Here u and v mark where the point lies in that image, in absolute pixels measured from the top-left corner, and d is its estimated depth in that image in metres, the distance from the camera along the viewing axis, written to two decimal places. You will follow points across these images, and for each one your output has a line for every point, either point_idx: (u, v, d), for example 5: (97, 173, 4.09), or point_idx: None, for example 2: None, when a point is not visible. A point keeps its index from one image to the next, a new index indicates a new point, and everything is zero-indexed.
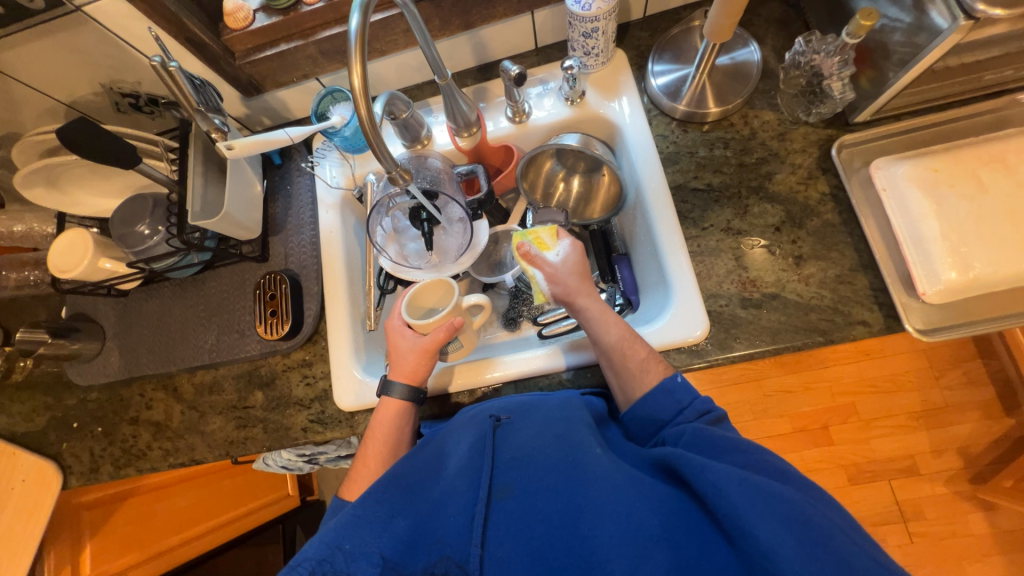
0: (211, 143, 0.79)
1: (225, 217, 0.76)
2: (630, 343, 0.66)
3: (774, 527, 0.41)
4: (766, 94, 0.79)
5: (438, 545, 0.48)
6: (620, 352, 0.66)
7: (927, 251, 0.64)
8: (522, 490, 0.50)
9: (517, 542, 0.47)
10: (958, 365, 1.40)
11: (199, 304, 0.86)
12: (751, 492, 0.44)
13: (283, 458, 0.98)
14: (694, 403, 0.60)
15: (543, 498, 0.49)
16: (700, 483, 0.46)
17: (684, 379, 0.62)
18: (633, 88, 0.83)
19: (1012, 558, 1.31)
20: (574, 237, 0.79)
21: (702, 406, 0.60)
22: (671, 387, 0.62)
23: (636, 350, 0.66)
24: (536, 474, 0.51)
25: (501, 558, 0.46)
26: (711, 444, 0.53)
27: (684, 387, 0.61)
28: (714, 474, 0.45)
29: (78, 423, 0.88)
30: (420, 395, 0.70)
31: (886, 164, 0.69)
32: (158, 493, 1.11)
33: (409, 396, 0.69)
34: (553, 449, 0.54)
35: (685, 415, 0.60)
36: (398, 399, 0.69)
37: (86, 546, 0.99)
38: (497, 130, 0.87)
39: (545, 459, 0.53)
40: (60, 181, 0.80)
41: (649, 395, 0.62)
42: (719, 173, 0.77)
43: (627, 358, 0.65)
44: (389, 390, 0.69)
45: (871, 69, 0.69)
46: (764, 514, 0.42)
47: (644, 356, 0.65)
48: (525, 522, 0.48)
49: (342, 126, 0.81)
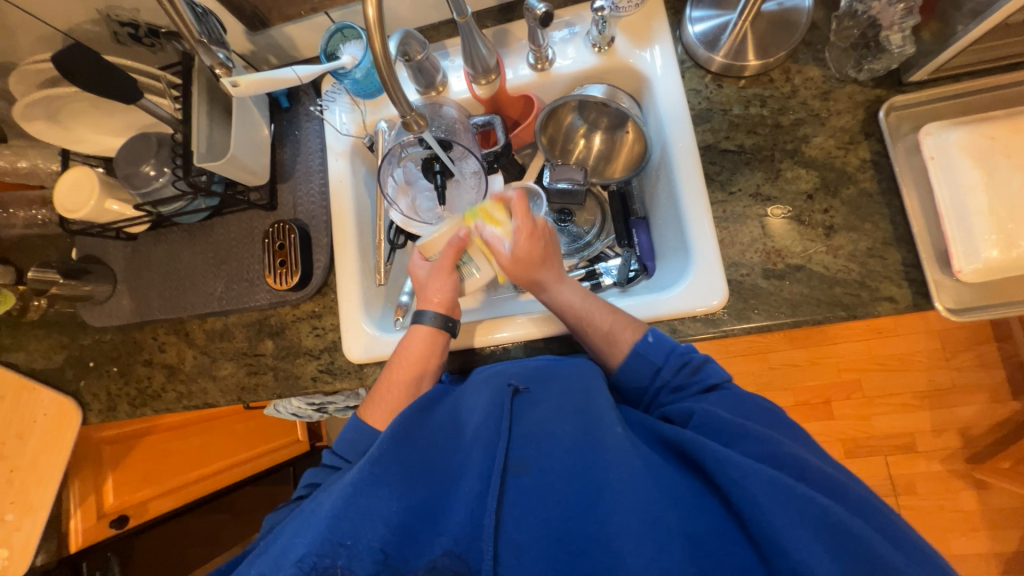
0: (216, 82, 0.75)
1: (232, 159, 0.73)
2: (589, 320, 0.65)
3: (797, 529, 0.41)
4: (811, 47, 0.72)
5: (453, 518, 0.48)
6: (582, 330, 0.66)
7: (969, 227, 0.60)
8: (538, 468, 0.50)
9: (531, 521, 0.47)
10: (972, 348, 1.37)
11: (208, 250, 0.85)
12: (777, 492, 0.43)
13: (294, 405, 1.00)
14: (669, 359, 0.61)
15: (559, 477, 0.49)
16: (722, 477, 0.45)
17: (656, 339, 0.62)
18: (666, 35, 0.76)
19: (997, 534, 1.35)
20: (523, 216, 0.69)
21: (679, 360, 0.60)
22: (643, 350, 0.61)
23: (598, 323, 0.64)
24: (553, 452, 0.51)
25: (516, 537, 0.46)
26: (727, 429, 0.51)
27: (657, 348, 0.61)
28: (738, 471, 0.44)
29: (94, 362, 0.89)
30: (451, 325, 0.70)
31: (938, 130, 0.64)
32: (173, 433, 1.16)
33: (440, 325, 0.69)
34: (570, 428, 0.53)
35: (662, 376, 0.60)
36: (430, 328, 0.69)
37: (108, 480, 1.04)
38: (517, 78, 0.81)
39: (562, 438, 0.52)
40: (62, 115, 0.77)
41: (625, 360, 0.62)
42: (752, 133, 0.72)
43: (592, 333, 0.65)
44: (422, 319, 0.69)
45: (937, 21, 0.63)
46: (792, 519, 0.41)
47: (606, 330, 0.64)
48: (539, 500, 0.48)
49: (353, 68, 0.77)
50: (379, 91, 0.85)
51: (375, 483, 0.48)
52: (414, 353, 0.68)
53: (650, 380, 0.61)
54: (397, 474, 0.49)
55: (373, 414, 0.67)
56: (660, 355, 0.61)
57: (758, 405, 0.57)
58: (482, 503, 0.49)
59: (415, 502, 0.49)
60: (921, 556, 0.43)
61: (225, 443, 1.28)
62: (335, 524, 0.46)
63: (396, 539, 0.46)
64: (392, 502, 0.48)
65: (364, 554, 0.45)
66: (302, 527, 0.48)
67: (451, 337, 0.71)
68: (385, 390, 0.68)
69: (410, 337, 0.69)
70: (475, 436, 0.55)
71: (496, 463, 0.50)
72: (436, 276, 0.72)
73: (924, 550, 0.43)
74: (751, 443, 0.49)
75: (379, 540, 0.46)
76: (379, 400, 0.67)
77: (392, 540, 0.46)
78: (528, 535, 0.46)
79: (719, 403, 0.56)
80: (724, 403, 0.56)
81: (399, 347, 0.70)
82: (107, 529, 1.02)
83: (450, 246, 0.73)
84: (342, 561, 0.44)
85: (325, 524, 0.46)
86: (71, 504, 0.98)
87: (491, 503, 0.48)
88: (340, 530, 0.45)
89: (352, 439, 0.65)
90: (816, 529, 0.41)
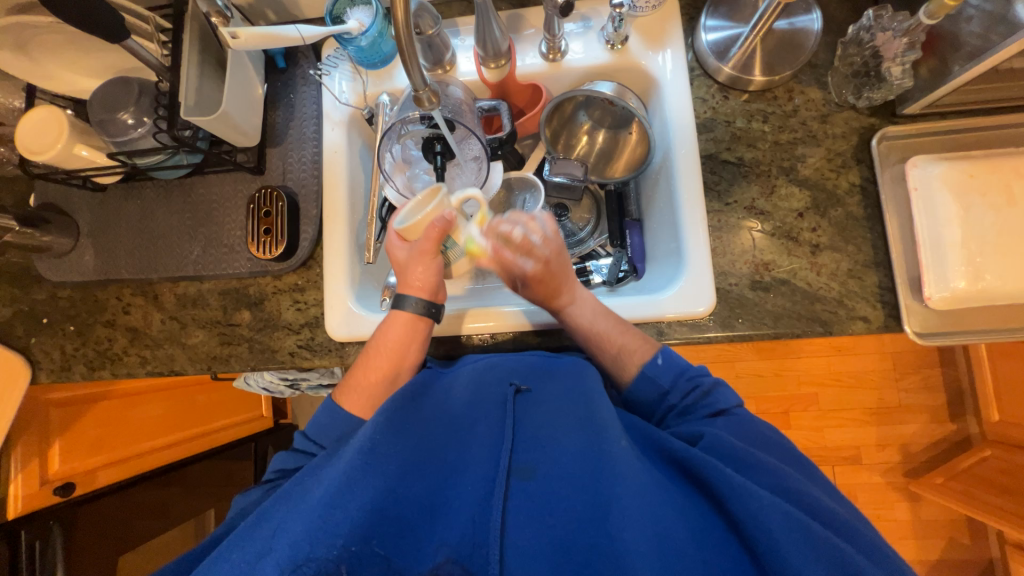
0: (210, 31, 0.70)
1: (223, 116, 0.69)
2: (599, 340, 0.67)
3: (814, 568, 0.42)
4: (816, 70, 0.75)
5: (452, 520, 0.48)
6: (592, 346, 0.68)
7: (943, 257, 0.64)
8: (543, 473, 0.51)
9: (536, 527, 0.47)
10: (919, 371, 1.47)
11: (185, 210, 0.80)
12: (793, 528, 0.44)
13: (265, 378, 0.97)
14: (678, 383, 0.64)
15: (565, 484, 0.50)
16: (737, 505, 0.46)
17: (664, 362, 0.64)
18: (679, 41, 0.77)
19: (922, 543, 1.46)
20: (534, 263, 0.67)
21: (687, 385, 0.63)
22: (651, 373, 0.64)
23: (606, 347, 0.66)
24: (560, 458, 0.52)
25: (522, 547, 0.46)
26: (738, 457, 0.52)
27: (665, 371, 0.64)
28: (755, 501, 0.45)
29: (48, 319, 0.83)
30: (431, 310, 0.69)
31: (924, 163, 0.67)
32: (129, 400, 1.11)
33: (422, 312, 0.68)
34: (575, 437, 0.54)
35: (669, 400, 0.63)
36: (410, 314, 0.68)
37: (54, 445, 0.97)
38: (527, 66, 0.80)
39: (567, 445, 0.53)
40: (31, 47, 0.70)
41: (634, 381, 0.65)
42: (753, 148, 0.74)
43: (599, 353, 0.67)
44: (402, 304, 0.68)
45: (935, 59, 0.66)
46: (804, 550, 0.42)
47: (612, 350, 0.66)
48: (545, 507, 0.48)
49: (359, 34, 0.73)
50: (383, 63, 0.82)
51: (372, 471, 0.48)
52: (393, 342, 0.67)
53: (658, 398, 0.64)
54: (393, 464, 0.49)
55: (347, 396, 0.66)
56: (668, 379, 0.64)
57: (767, 436, 0.58)
58: (486, 508, 0.48)
59: (411, 496, 0.48)
60: (883, 559, 0.46)
61: (184, 413, 1.24)
62: (329, 512, 0.44)
63: (393, 539, 0.45)
64: (388, 492, 0.47)
65: (366, 560, 0.43)
66: (293, 514, 0.45)
67: (433, 323, 0.70)
68: (362, 374, 0.67)
69: (389, 322, 0.68)
70: (477, 432, 0.56)
71: (500, 466, 0.51)
72: (418, 259, 0.67)
73: (879, 552, 0.47)
74: (764, 474, 0.50)
75: (381, 547, 0.44)
76: (355, 384, 0.67)
77: (390, 540, 0.44)
78: (537, 543, 0.46)
79: (726, 429, 0.58)
80: (738, 425, 0.58)
81: (377, 334, 0.68)
82: (50, 495, 0.96)
83: (433, 229, 0.66)
84: (339, 562, 0.42)
85: (317, 512, 0.44)
86: (11, 468, 0.91)
87: (497, 507, 0.47)
88: (333, 519, 0.43)
89: (325, 424, 0.65)
90: (824, 555, 0.43)
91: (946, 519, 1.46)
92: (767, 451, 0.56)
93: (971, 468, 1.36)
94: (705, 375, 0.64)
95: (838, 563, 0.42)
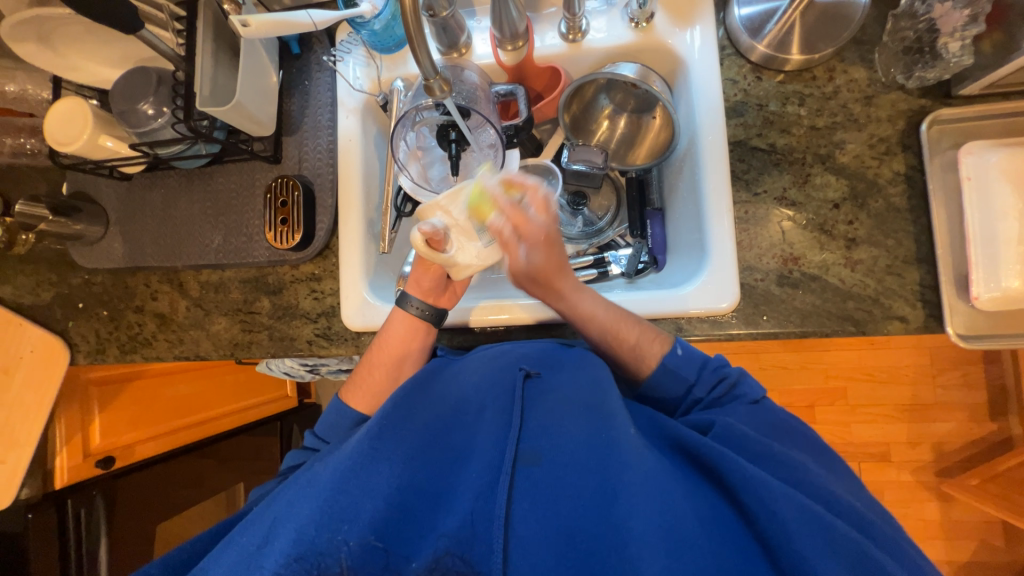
0: (223, 18, 0.70)
1: (237, 106, 0.68)
2: (614, 337, 0.63)
3: (827, 562, 0.41)
4: (862, 46, 0.68)
5: (456, 506, 0.48)
6: (607, 345, 0.64)
7: (995, 255, 0.60)
8: (549, 461, 0.50)
9: (541, 516, 0.46)
10: (960, 367, 1.39)
11: (206, 200, 0.82)
12: (806, 519, 0.43)
13: (286, 364, 1.00)
14: (703, 375, 0.62)
15: (570, 473, 0.49)
16: (749, 496, 0.45)
17: (684, 354, 0.63)
18: (710, 16, 0.71)
19: (953, 543, 1.41)
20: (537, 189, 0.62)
21: (714, 377, 0.62)
22: (673, 365, 0.62)
23: (624, 335, 0.63)
24: (565, 447, 0.51)
25: (526, 538, 0.46)
26: (751, 445, 0.51)
27: (687, 363, 0.62)
28: (766, 492, 0.44)
29: (83, 304, 0.87)
30: (433, 316, 0.70)
31: (980, 149, 0.61)
32: (163, 379, 1.17)
33: (420, 315, 0.69)
34: (582, 425, 0.53)
35: (695, 394, 0.62)
36: (410, 314, 0.69)
37: (95, 419, 1.04)
38: (544, 48, 0.76)
39: (572, 434, 0.52)
40: (53, 39, 0.72)
41: (654, 376, 0.62)
42: (786, 133, 0.69)
43: (620, 346, 0.64)
44: (403, 304, 0.69)
45: (1001, 33, 0.59)
46: (817, 542, 0.42)
47: (634, 341, 0.63)
48: (549, 495, 0.48)
49: (372, 18, 0.71)
50: (397, 47, 0.80)
51: (379, 458, 0.49)
52: (395, 342, 0.69)
53: (683, 394, 0.63)
54: (398, 451, 0.50)
55: (354, 396, 0.70)
56: (693, 372, 0.62)
57: (779, 420, 0.58)
58: (490, 494, 0.48)
59: (418, 483, 0.49)
60: (903, 557, 0.45)
61: (212, 392, 1.28)
62: (334, 497, 0.46)
63: (393, 530, 0.45)
64: (394, 480, 0.48)
65: (363, 548, 0.44)
66: (299, 498, 0.47)
67: (433, 326, 0.70)
68: (366, 374, 0.70)
69: (391, 323, 0.70)
70: (485, 418, 0.55)
71: (507, 453, 0.50)
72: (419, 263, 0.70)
73: (905, 557, 0.45)
74: (776, 466, 0.50)
75: (378, 537, 0.44)
76: (359, 383, 0.70)
77: (394, 533, 0.45)
78: (539, 531, 0.46)
79: (746, 416, 0.58)
80: (751, 416, 0.58)
81: (382, 330, 0.70)
82: (92, 468, 1.03)
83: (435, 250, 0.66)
84: (339, 553, 0.43)
85: (324, 499, 0.45)
86: (57, 441, 0.98)
87: (501, 493, 0.47)
88: (340, 507, 0.45)
89: (334, 421, 0.68)
90: (845, 557, 0.41)
91: (980, 522, 1.40)
92: (785, 444, 0.56)
93: (1012, 471, 1.29)
94: (729, 366, 0.63)
95: (860, 561, 0.41)
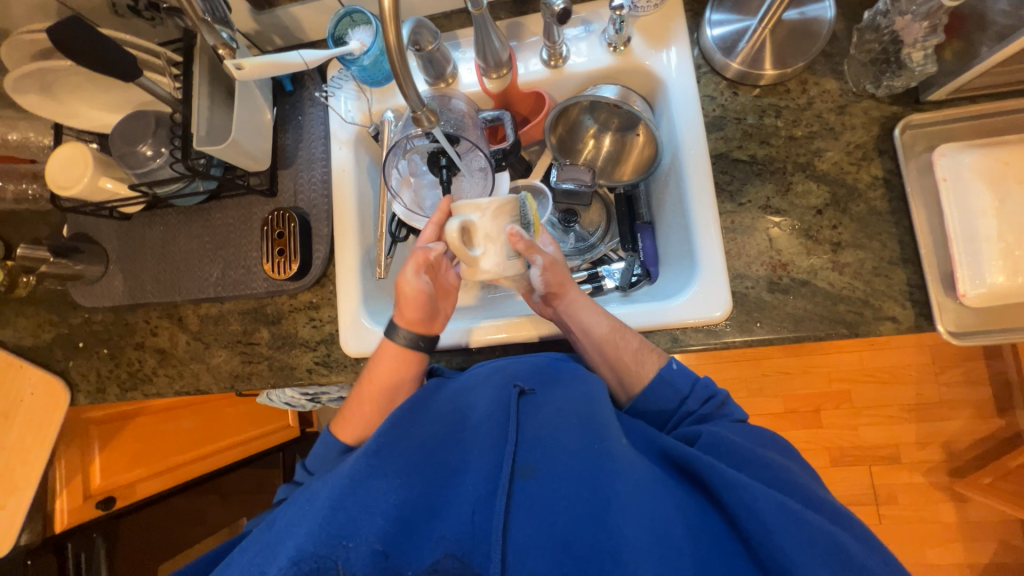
0: (218, 62, 0.73)
1: (233, 143, 0.71)
2: (614, 347, 0.64)
3: (812, 560, 0.42)
4: (831, 59, 0.71)
5: (453, 517, 0.48)
6: (605, 351, 0.64)
7: (977, 252, 0.61)
8: (545, 473, 0.50)
9: (538, 526, 0.47)
10: (961, 364, 1.39)
11: (204, 234, 0.83)
12: (789, 519, 0.44)
13: (287, 394, 1.00)
14: (695, 390, 0.62)
15: (565, 484, 0.49)
16: (732, 498, 0.46)
17: (680, 367, 0.63)
18: (685, 38, 0.74)
19: (972, 545, 1.38)
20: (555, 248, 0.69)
21: (704, 393, 0.62)
22: (668, 378, 0.62)
23: (628, 340, 0.64)
24: (560, 459, 0.51)
25: (524, 547, 0.46)
26: (734, 453, 0.53)
27: (682, 376, 0.62)
28: (748, 493, 0.45)
29: (84, 343, 0.88)
30: (423, 343, 0.68)
31: (952, 151, 0.63)
32: (164, 415, 1.15)
33: (411, 346, 0.67)
34: (575, 435, 0.54)
35: (687, 406, 0.62)
36: (399, 346, 0.67)
37: (96, 460, 1.03)
38: (528, 74, 0.79)
39: (567, 444, 0.53)
40: (55, 90, 0.74)
41: (649, 387, 0.62)
42: (766, 144, 0.72)
43: (622, 350, 0.64)
44: (392, 335, 0.67)
45: (960, 41, 0.62)
46: (803, 545, 0.42)
47: (635, 350, 0.64)
48: (546, 506, 0.48)
49: (361, 54, 0.74)
50: (387, 80, 0.82)
51: (377, 474, 0.49)
52: (387, 372, 0.67)
53: (675, 407, 0.62)
54: (396, 466, 0.50)
55: (345, 431, 0.69)
56: (686, 385, 0.62)
57: (766, 435, 0.58)
58: (488, 506, 0.48)
59: (417, 499, 0.49)
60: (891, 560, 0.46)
61: (214, 425, 1.26)
62: (333, 514, 0.45)
63: (394, 538, 0.45)
64: (394, 495, 0.48)
65: (363, 555, 0.43)
66: (298, 516, 0.47)
67: (425, 355, 0.69)
68: (357, 407, 0.68)
69: (380, 354, 0.68)
70: (480, 432, 0.55)
71: (504, 467, 0.50)
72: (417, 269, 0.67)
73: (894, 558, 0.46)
74: (759, 469, 0.51)
75: (379, 541, 0.44)
76: (351, 418, 0.69)
77: (393, 540, 0.45)
78: (537, 538, 0.46)
79: (732, 427, 0.58)
80: (734, 428, 0.58)
81: (373, 361, 0.69)
82: (94, 509, 1.02)
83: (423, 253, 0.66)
84: (338, 557, 0.43)
85: (322, 514, 0.45)
86: (58, 483, 0.97)
87: (499, 506, 0.47)
88: (339, 521, 0.45)
89: (323, 455, 0.68)
90: (827, 555, 0.42)
91: (998, 522, 1.37)
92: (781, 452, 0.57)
93: None
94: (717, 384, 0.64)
95: (841, 559, 0.42)
